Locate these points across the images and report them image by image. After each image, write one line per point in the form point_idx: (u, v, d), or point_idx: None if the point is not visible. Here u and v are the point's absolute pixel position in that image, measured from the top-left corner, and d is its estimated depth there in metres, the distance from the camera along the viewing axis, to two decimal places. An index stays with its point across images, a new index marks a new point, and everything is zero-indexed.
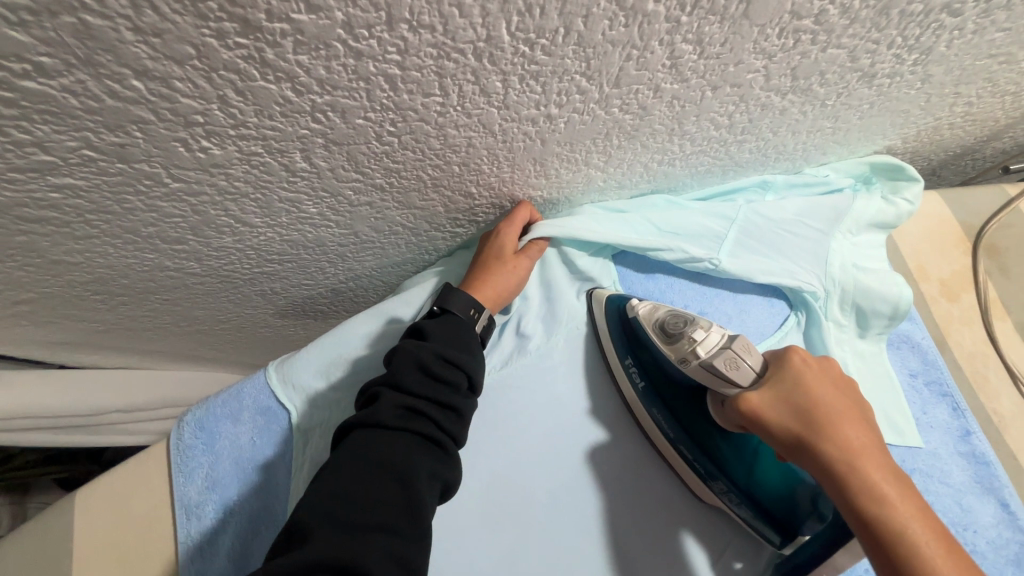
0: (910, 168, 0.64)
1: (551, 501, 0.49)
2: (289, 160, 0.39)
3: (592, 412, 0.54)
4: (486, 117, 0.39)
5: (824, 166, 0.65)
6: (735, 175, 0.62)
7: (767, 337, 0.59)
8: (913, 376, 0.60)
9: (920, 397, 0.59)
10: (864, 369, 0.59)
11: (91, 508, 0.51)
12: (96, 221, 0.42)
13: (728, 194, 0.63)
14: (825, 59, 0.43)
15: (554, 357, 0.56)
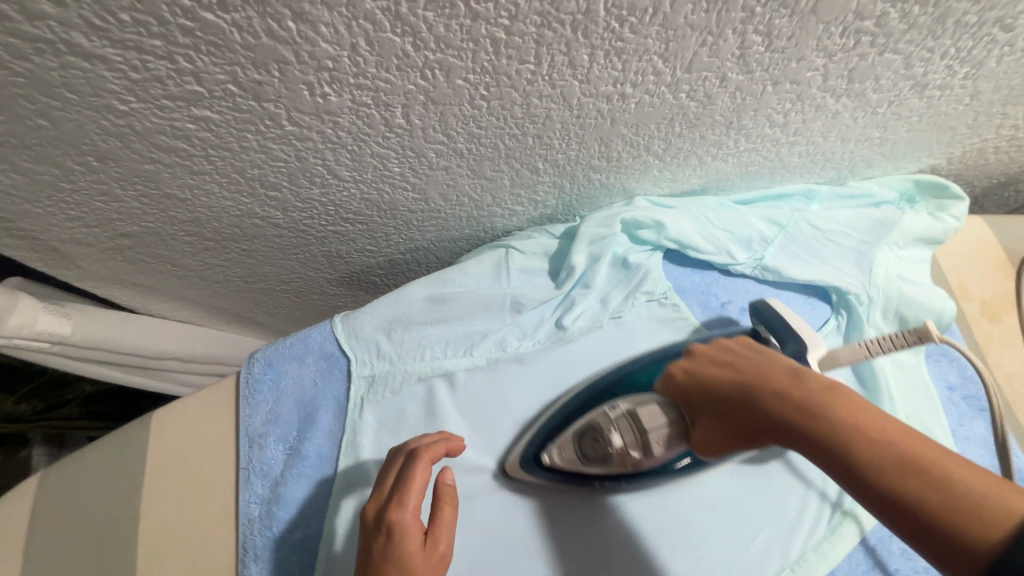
0: (956, 187, 0.65)
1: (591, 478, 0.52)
2: (391, 114, 0.44)
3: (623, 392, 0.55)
4: (568, 89, 0.44)
5: (869, 180, 0.68)
6: (782, 181, 0.66)
7: None
8: (951, 389, 0.60)
9: (955, 410, 0.59)
10: (901, 379, 0.60)
11: (165, 430, 0.53)
12: (213, 158, 0.47)
13: (775, 199, 0.66)
14: (881, 63, 0.46)
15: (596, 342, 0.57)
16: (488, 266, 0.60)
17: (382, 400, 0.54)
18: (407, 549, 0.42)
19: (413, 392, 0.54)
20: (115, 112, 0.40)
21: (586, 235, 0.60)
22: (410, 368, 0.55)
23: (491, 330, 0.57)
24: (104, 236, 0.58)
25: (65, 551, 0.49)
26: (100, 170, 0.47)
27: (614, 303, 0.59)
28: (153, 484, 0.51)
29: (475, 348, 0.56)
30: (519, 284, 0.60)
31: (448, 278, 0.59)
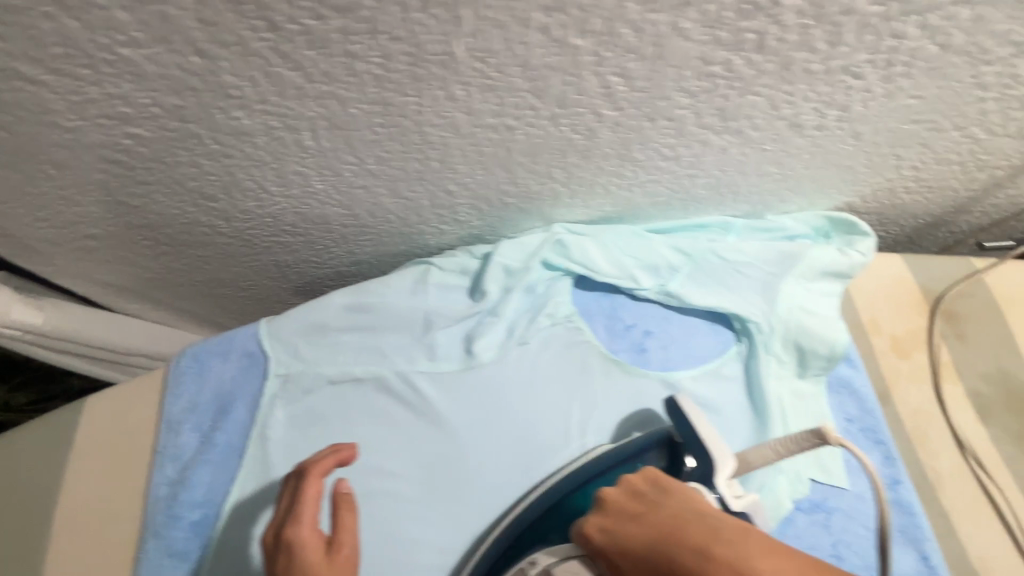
0: (865, 224, 0.68)
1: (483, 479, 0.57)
2: (301, 137, 0.50)
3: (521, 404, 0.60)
4: (455, 120, 0.50)
5: (784, 215, 0.71)
6: (697, 212, 0.70)
7: (708, 361, 0.63)
8: (849, 421, 0.61)
9: (851, 442, 0.60)
10: (799, 408, 0.61)
11: (95, 412, 0.59)
12: (154, 170, 0.54)
13: (692, 229, 0.70)
14: (747, 104, 0.50)
15: (501, 356, 0.62)
16: (408, 280, 0.65)
17: (295, 398, 0.59)
18: (307, 562, 0.46)
19: (325, 392, 0.59)
20: (61, 128, 0.47)
21: (500, 255, 0.64)
22: (322, 371, 0.60)
23: (403, 341, 0.62)
24: (70, 237, 0.65)
25: None
26: (57, 177, 0.54)
27: (521, 321, 0.63)
28: (77, 460, 0.56)
29: (386, 356, 0.61)
30: (434, 298, 0.64)
31: (369, 289, 0.64)
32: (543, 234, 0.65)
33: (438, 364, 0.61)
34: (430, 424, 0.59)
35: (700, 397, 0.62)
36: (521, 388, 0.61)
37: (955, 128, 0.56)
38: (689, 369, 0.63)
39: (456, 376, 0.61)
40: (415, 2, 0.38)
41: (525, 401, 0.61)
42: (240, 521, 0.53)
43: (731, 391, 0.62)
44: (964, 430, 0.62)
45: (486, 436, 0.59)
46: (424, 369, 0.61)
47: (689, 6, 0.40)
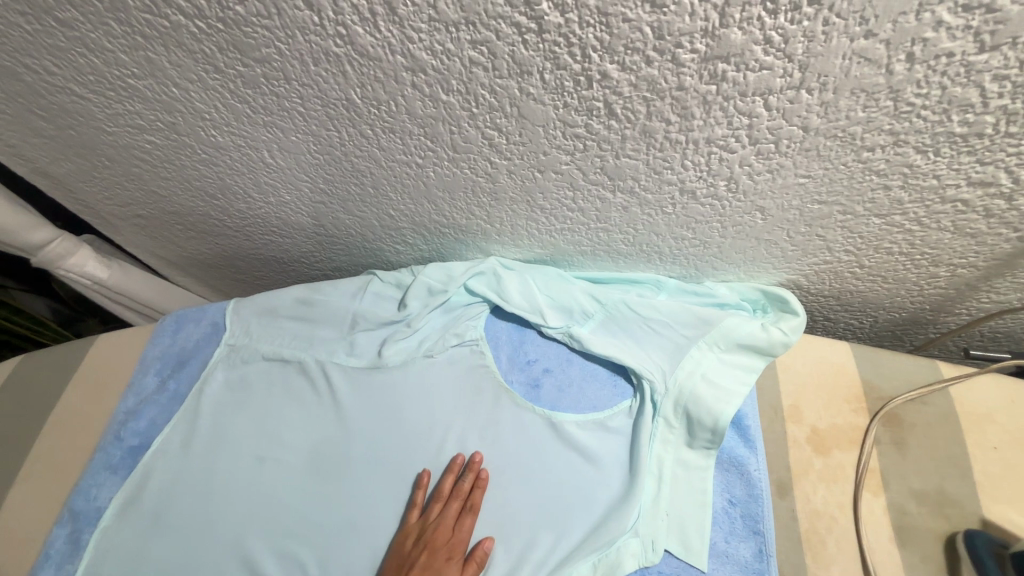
0: (802, 304, 0.65)
1: (354, 469, 0.63)
2: (262, 155, 0.63)
3: (411, 412, 0.66)
4: (374, 154, 0.59)
5: (722, 283, 0.70)
6: (628, 266, 0.71)
7: (597, 410, 0.64)
8: (731, 503, 0.58)
9: (726, 524, 0.56)
10: (678, 477, 0.59)
11: (99, 347, 0.74)
12: (170, 169, 0.71)
13: (623, 283, 0.71)
14: (627, 166, 0.54)
15: (407, 366, 0.68)
16: (352, 286, 0.75)
17: (231, 367, 0.70)
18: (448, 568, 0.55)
19: (255, 367, 0.70)
20: (105, 131, 0.65)
21: (427, 274, 0.71)
22: (260, 347, 0.71)
23: (330, 336, 0.71)
24: (127, 214, 0.85)
25: (8, 399, 0.71)
26: (111, 167, 0.73)
27: (431, 337, 0.69)
28: (80, 376, 0.73)
29: (312, 346, 0.70)
30: (366, 306, 0.73)
31: (318, 289, 0.75)
32: (471, 263, 0.71)
33: (351, 361, 0.69)
34: (328, 411, 0.67)
35: (579, 442, 0.62)
36: (414, 397, 0.66)
37: (873, 214, 0.53)
38: (576, 413, 0.64)
39: (363, 374, 0.68)
40: (309, 58, 0.48)
41: (415, 409, 0.66)
42: (161, 459, 0.65)
43: (615, 444, 0.62)
44: (872, 546, 0.55)
45: (371, 432, 0.65)
46: (340, 362, 0.69)
47: (529, 74, 0.45)
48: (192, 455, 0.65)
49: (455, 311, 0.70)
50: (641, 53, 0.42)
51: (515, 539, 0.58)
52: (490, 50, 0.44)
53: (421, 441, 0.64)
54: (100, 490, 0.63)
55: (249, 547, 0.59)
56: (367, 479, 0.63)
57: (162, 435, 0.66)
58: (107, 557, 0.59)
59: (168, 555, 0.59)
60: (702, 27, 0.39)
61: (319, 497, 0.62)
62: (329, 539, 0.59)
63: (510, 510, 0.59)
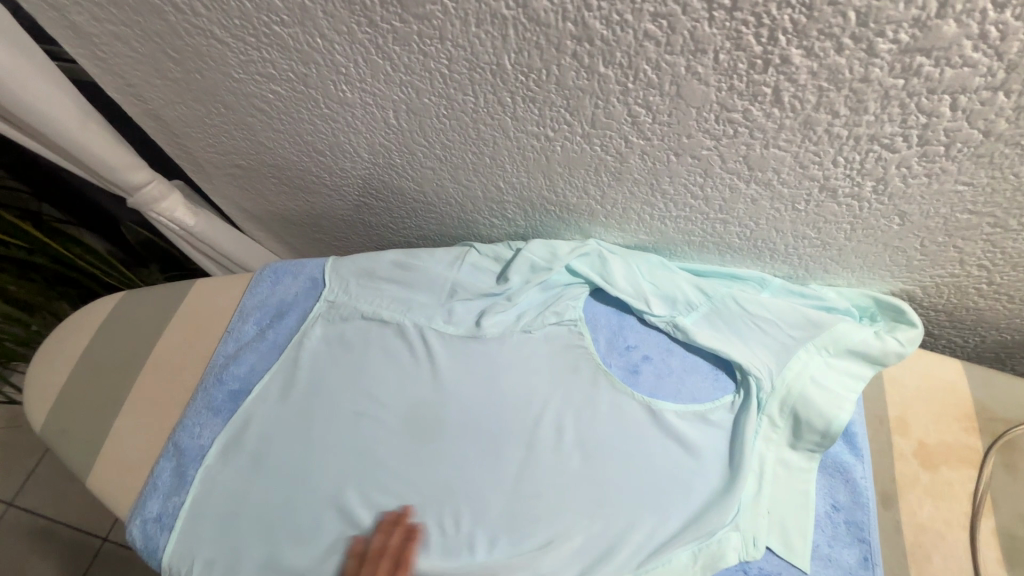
0: (917, 315, 0.63)
1: (450, 435, 0.64)
2: (386, 114, 0.63)
3: (508, 384, 0.66)
4: (504, 123, 0.59)
5: (830, 287, 0.68)
6: (733, 262, 0.70)
7: (698, 402, 0.63)
8: (835, 507, 0.57)
9: (830, 529, 0.56)
10: (781, 477, 0.59)
11: (199, 292, 0.76)
12: (285, 122, 0.71)
13: (725, 277, 0.70)
14: (772, 157, 0.52)
15: (505, 340, 0.68)
16: (450, 256, 0.75)
17: (331, 323, 0.71)
18: None
19: (354, 325, 0.71)
20: (233, 78, 0.66)
21: (529, 250, 0.71)
22: (358, 306, 0.72)
23: (428, 302, 0.71)
24: (225, 163, 0.87)
25: (109, 335, 0.73)
26: (225, 115, 0.74)
27: (530, 313, 0.69)
28: (177, 318, 0.74)
29: (411, 310, 0.71)
30: (464, 276, 0.73)
31: (416, 254, 0.75)
32: (574, 243, 0.71)
33: (449, 329, 0.69)
34: (426, 375, 0.67)
35: (679, 432, 0.62)
36: (511, 370, 0.67)
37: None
38: (676, 403, 0.63)
39: (461, 343, 0.69)
40: (472, 19, 0.48)
41: (512, 381, 0.66)
42: (261, 405, 0.66)
43: (716, 436, 0.62)
44: (979, 565, 0.54)
45: (468, 400, 0.65)
46: (437, 329, 0.70)
47: (702, 53, 0.44)
48: (292, 404, 0.66)
49: (555, 289, 0.70)
50: (835, 40, 0.40)
51: (612, 519, 0.58)
52: (670, 25, 0.43)
53: (518, 414, 0.64)
54: (203, 429, 0.65)
55: (347, 498, 0.61)
56: (463, 444, 0.63)
57: (264, 382, 0.68)
58: (212, 493, 0.62)
59: (270, 497, 0.61)
60: (914, 16, 0.37)
61: (415, 458, 0.63)
62: (425, 500, 0.60)
63: (608, 492, 0.59)
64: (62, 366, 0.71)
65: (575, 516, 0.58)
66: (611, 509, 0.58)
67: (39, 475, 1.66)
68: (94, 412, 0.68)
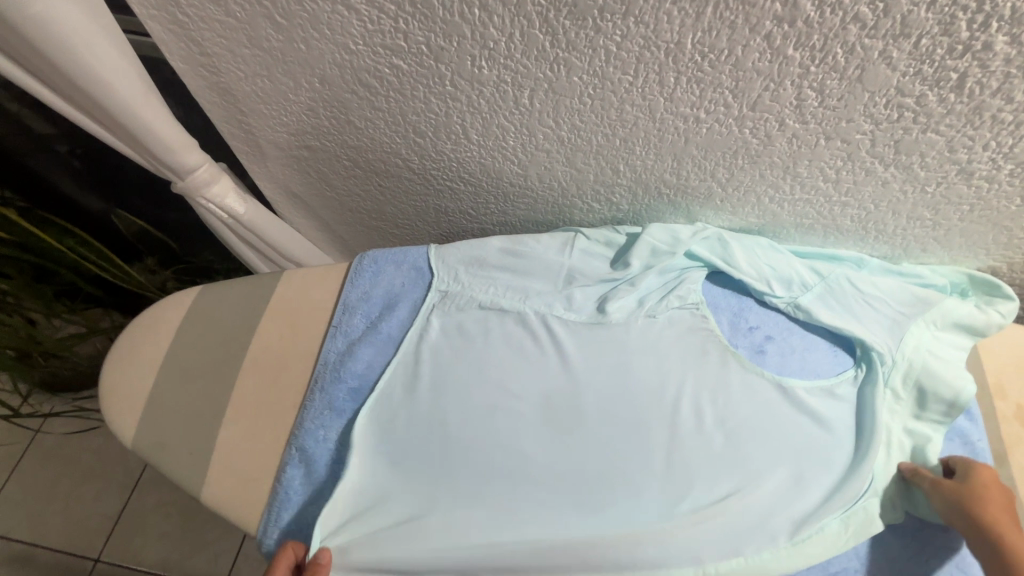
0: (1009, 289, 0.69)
1: (590, 422, 0.63)
2: (520, 93, 0.60)
3: (640, 367, 0.65)
4: (654, 104, 0.58)
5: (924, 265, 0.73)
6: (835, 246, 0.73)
7: (823, 378, 0.66)
8: None
9: None
10: (908, 446, 0.63)
11: (290, 285, 0.70)
12: (391, 99, 0.66)
13: (829, 258, 0.73)
14: (925, 141, 0.55)
15: (632, 325, 0.67)
16: (559, 243, 0.73)
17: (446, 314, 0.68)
18: None
19: (469, 316, 0.68)
20: (347, 49, 0.60)
21: (646, 236, 0.71)
22: (473, 295, 0.69)
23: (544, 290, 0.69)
24: (293, 144, 0.80)
25: (193, 333, 0.66)
26: (317, 90, 0.68)
27: (652, 297, 0.69)
28: (271, 313, 0.68)
29: (529, 299, 0.69)
30: (577, 262, 0.71)
31: (523, 242, 0.73)
32: (687, 229, 0.72)
33: (572, 316, 0.68)
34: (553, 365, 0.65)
35: (811, 407, 0.64)
36: (640, 356, 0.66)
37: None
38: (804, 379, 0.65)
39: (586, 330, 0.67)
40: None
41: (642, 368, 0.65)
42: (386, 402, 0.62)
43: (845, 410, 0.65)
44: None
45: (602, 389, 0.64)
46: (559, 316, 0.68)
47: (905, 37, 0.46)
48: (418, 400, 0.63)
49: (674, 273, 0.70)
50: None
51: (762, 494, 0.60)
52: (885, 8, 0.44)
53: (654, 396, 0.64)
54: (329, 432, 0.61)
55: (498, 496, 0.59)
56: (605, 433, 0.62)
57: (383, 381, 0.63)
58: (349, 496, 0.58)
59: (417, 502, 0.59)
60: None
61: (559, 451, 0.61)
62: (576, 489, 0.60)
63: (755, 468, 0.61)
64: (145, 370, 0.64)
65: (725, 493, 0.59)
66: (758, 483, 0.60)
67: (11, 496, 1.47)
68: (196, 419, 0.62)
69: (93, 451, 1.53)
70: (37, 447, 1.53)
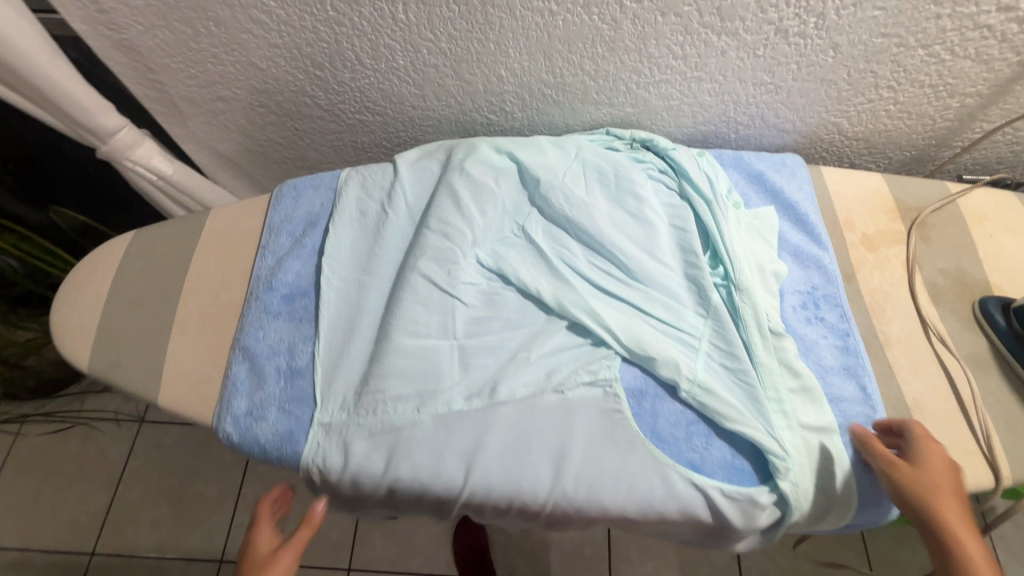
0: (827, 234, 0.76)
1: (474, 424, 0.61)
2: (395, 9, 0.68)
3: (497, 356, 0.66)
4: (511, 2, 0.66)
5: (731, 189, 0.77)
6: (710, 160, 0.77)
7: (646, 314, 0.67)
8: (822, 368, 0.66)
9: (828, 379, 0.66)
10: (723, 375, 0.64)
11: (219, 219, 0.77)
12: (283, 34, 0.73)
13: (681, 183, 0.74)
14: (740, 5, 0.64)
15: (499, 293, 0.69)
16: (433, 225, 0.70)
17: (343, 266, 0.71)
18: None
19: (339, 335, 0.67)
20: None
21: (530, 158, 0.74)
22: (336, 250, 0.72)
23: (424, 301, 0.66)
24: (207, 97, 0.85)
25: (134, 269, 0.72)
26: (215, 34, 0.73)
27: (500, 251, 0.71)
28: (205, 244, 0.75)
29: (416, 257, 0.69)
30: (441, 244, 0.69)
31: (389, 226, 0.73)
32: (545, 172, 0.73)
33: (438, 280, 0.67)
34: (408, 421, 0.61)
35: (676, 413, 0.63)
36: (520, 424, 0.61)
37: (921, 44, 0.68)
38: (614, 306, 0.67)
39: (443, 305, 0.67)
40: None
41: (511, 453, 0.60)
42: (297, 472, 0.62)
43: (666, 339, 0.65)
44: (923, 307, 0.72)
45: (513, 425, 0.61)
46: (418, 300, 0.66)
47: None
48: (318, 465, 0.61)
49: (516, 213, 0.73)
50: None
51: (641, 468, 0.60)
52: None
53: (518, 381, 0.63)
54: (267, 332, 0.67)
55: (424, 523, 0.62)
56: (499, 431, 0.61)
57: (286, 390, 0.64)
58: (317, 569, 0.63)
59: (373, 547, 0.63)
60: None
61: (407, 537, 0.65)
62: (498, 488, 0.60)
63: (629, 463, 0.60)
64: (94, 306, 0.70)
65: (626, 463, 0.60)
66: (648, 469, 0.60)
67: None
68: (147, 337, 0.68)
69: (72, 454, 1.55)
70: (15, 459, 1.54)
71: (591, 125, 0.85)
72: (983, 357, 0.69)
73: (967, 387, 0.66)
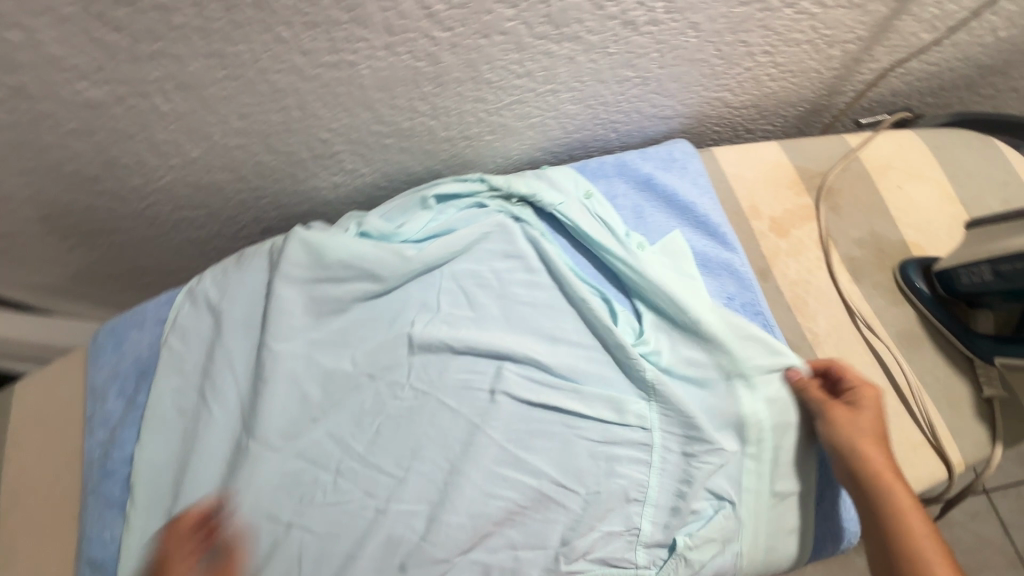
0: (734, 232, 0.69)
1: None
2: (153, 102, 0.53)
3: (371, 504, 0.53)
4: (295, 62, 0.52)
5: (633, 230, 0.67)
6: (601, 199, 0.68)
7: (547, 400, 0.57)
8: None
9: None
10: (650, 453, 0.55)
11: (29, 394, 0.63)
12: (28, 154, 0.57)
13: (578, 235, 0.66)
14: (570, 7, 0.53)
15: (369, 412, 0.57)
16: (275, 383, 0.56)
17: (182, 419, 0.58)
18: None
19: None
20: None
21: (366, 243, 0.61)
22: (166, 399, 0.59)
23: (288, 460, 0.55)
24: None
25: None
26: None
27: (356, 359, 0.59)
28: (17, 431, 0.61)
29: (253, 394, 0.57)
30: (287, 376, 0.57)
31: (227, 353, 0.59)
32: (390, 255, 0.61)
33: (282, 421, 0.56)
34: None
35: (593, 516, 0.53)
36: None
37: (785, 3, 0.59)
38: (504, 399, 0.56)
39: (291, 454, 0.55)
40: None
41: None
42: None
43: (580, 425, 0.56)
44: (846, 289, 0.66)
45: None
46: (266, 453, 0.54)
47: None
48: None
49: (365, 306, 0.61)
50: None
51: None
52: None
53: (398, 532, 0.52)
54: (114, 530, 0.55)
55: None
56: None
57: None
58: None
59: None
60: None
61: None
62: None
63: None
64: None
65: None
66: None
67: None
68: None
69: None
70: None
71: (455, 162, 0.72)
72: (915, 332, 0.64)
73: (903, 374, 0.61)
